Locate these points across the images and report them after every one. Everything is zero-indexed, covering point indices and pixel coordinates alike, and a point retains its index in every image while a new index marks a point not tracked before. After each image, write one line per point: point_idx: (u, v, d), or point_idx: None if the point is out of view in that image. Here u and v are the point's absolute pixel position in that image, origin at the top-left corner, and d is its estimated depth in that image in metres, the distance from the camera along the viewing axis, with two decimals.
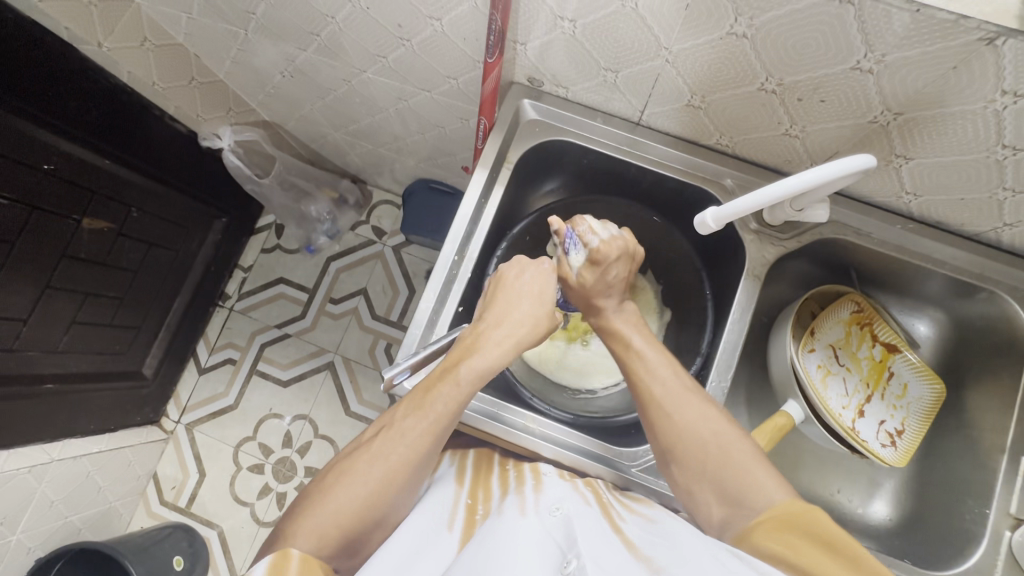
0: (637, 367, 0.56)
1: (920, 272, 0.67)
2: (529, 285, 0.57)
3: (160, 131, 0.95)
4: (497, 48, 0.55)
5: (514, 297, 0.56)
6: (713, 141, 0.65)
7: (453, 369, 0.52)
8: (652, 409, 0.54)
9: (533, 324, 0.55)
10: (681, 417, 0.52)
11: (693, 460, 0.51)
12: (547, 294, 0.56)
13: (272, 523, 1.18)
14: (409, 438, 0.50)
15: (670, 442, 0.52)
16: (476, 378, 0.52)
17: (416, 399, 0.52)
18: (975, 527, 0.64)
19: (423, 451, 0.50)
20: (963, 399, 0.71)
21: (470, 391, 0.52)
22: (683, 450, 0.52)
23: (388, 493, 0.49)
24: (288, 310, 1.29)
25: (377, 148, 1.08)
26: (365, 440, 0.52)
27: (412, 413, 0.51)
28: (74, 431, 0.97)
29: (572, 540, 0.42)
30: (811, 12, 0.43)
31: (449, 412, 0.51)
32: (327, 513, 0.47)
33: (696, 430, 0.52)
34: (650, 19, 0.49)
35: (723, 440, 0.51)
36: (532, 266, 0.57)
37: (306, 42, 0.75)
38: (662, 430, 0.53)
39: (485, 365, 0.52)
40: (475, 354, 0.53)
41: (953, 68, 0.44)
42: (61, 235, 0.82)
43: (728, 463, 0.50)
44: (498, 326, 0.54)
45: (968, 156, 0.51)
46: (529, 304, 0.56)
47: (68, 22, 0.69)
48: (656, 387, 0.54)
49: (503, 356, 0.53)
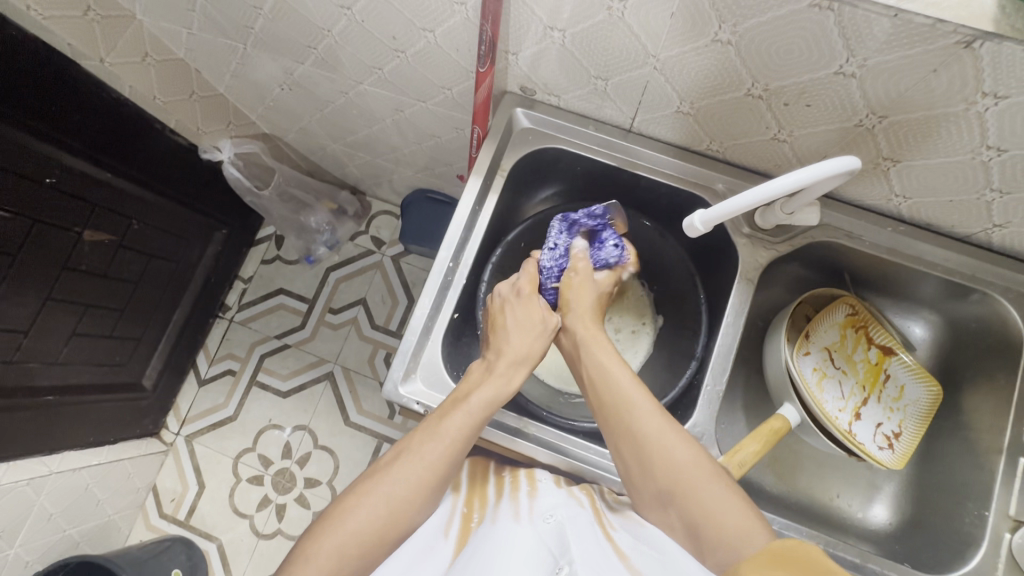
0: (626, 398, 0.54)
1: (912, 274, 0.67)
2: (519, 317, 0.60)
3: (162, 145, 0.97)
4: (488, 57, 0.56)
5: (506, 330, 0.59)
6: (704, 147, 0.66)
7: (463, 399, 0.54)
8: (644, 443, 0.51)
9: (528, 355, 0.58)
10: (672, 452, 0.51)
11: (690, 499, 0.48)
12: (542, 317, 0.60)
13: (272, 535, 1.17)
14: (428, 461, 0.51)
15: (664, 477, 0.50)
16: (487, 405, 0.54)
17: (431, 425, 0.53)
18: (975, 530, 0.63)
19: (441, 473, 0.51)
20: (960, 401, 0.71)
21: (483, 418, 0.54)
22: (679, 487, 0.49)
23: (408, 512, 0.49)
24: (288, 320, 1.30)
25: (374, 159, 1.10)
26: (384, 464, 0.52)
27: (429, 438, 0.52)
28: (73, 443, 0.97)
29: (566, 547, 0.43)
30: (793, 19, 0.44)
31: (464, 436, 0.52)
32: (345, 535, 0.47)
33: (692, 466, 0.50)
34: (637, 28, 0.50)
35: (714, 480, 0.49)
36: (516, 300, 0.61)
37: (303, 55, 0.77)
38: (656, 464, 0.51)
39: (493, 393, 0.55)
40: (485, 384, 0.56)
41: (933, 71, 0.44)
42: (62, 248, 0.83)
43: (720, 505, 0.47)
44: (499, 356, 0.58)
45: (954, 158, 0.52)
46: (520, 336, 0.59)
47: (71, 38, 0.70)
48: (647, 419, 0.52)
49: (507, 390, 0.55)
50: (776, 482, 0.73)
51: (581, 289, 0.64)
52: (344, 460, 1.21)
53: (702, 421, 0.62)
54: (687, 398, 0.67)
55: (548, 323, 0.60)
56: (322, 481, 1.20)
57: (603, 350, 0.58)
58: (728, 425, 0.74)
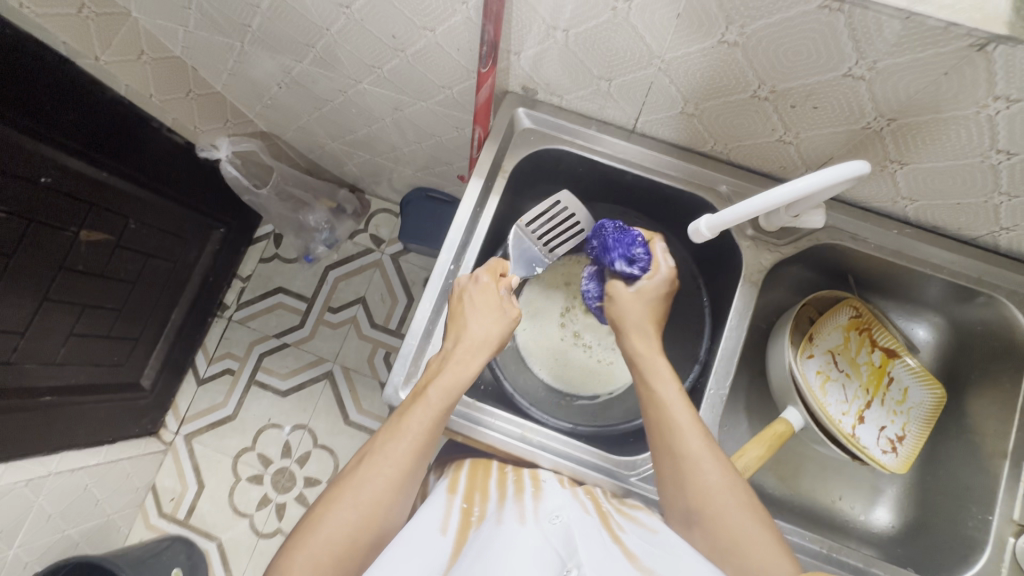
0: (672, 420, 0.54)
1: (917, 277, 0.67)
2: (475, 303, 0.59)
3: (158, 143, 0.96)
4: (490, 57, 0.55)
5: (465, 320, 0.58)
6: (708, 148, 0.65)
7: (422, 393, 0.54)
8: (683, 464, 0.52)
9: (485, 340, 0.57)
10: (708, 477, 0.51)
11: (718, 523, 0.49)
12: (498, 300, 0.59)
13: (272, 535, 1.17)
14: (393, 460, 0.51)
15: (696, 499, 0.51)
16: (445, 393, 0.54)
17: (393, 424, 0.53)
18: (978, 534, 0.63)
19: (407, 469, 0.51)
20: (963, 404, 0.71)
21: (443, 407, 0.53)
22: (709, 511, 0.50)
23: (380, 512, 0.49)
24: (288, 319, 1.29)
25: (374, 158, 1.09)
26: (349, 470, 0.52)
27: (390, 436, 0.52)
28: (71, 444, 0.96)
29: (573, 550, 0.42)
30: (802, 20, 0.43)
31: (427, 430, 0.52)
32: (318, 543, 0.46)
33: (725, 492, 0.50)
34: (642, 29, 0.49)
35: (744, 507, 0.50)
36: (473, 284, 0.60)
37: (301, 54, 0.75)
38: (690, 485, 0.51)
39: (452, 381, 0.54)
40: (441, 374, 0.55)
41: (945, 74, 0.43)
42: (59, 248, 0.82)
43: (746, 532, 0.49)
44: (457, 344, 0.57)
45: (963, 161, 0.51)
46: (478, 323, 0.58)
47: (65, 36, 0.69)
48: (692, 440, 0.52)
49: (467, 375, 0.55)
50: (779, 485, 0.73)
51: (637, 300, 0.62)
52: (344, 459, 1.20)
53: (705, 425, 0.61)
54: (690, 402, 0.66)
55: (506, 311, 0.59)
56: (321, 481, 1.20)
57: (657, 367, 0.58)
58: (731, 428, 0.74)
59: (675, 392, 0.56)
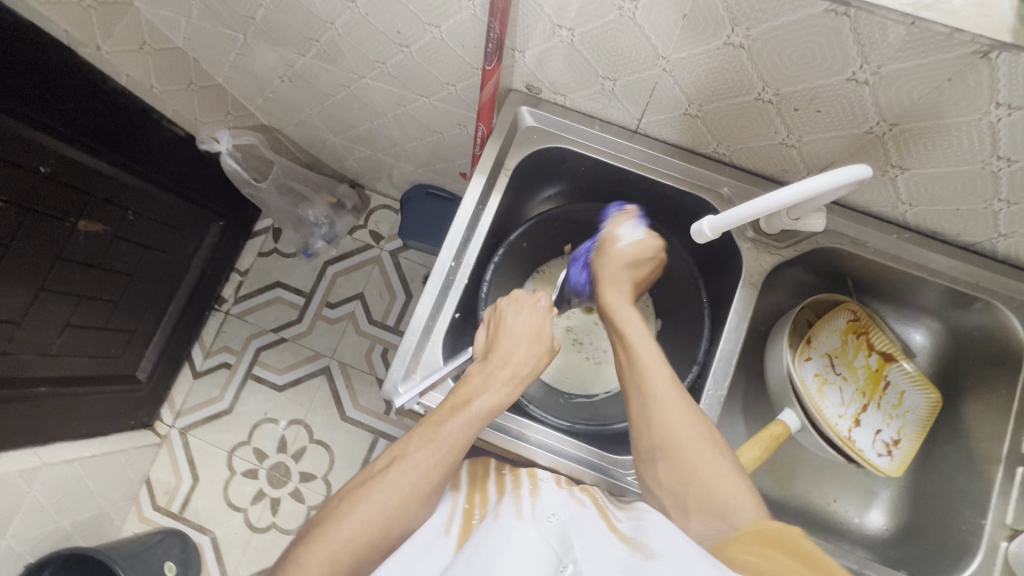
0: (643, 359, 0.54)
1: (915, 282, 0.67)
2: (526, 324, 0.59)
3: (159, 134, 0.95)
4: (495, 55, 0.55)
5: (516, 338, 0.57)
6: (711, 150, 0.65)
7: (463, 407, 0.53)
8: (652, 404, 0.52)
9: (533, 361, 0.57)
10: (678, 415, 0.51)
11: (685, 460, 0.50)
12: (545, 330, 0.59)
13: (267, 529, 1.17)
14: (420, 470, 0.50)
15: (664, 437, 0.51)
16: (487, 414, 0.53)
17: (428, 431, 0.52)
18: (972, 537, 0.64)
19: (434, 481, 0.50)
20: (959, 409, 0.71)
21: (479, 427, 0.53)
22: (678, 448, 0.50)
23: (402, 519, 0.49)
24: (285, 313, 1.29)
25: (375, 153, 1.08)
26: (375, 471, 0.51)
27: (423, 445, 0.51)
28: (65, 435, 0.96)
29: (570, 546, 0.42)
30: (806, 26, 0.44)
31: (460, 445, 0.52)
32: (338, 540, 0.47)
33: (692, 434, 0.51)
34: (648, 29, 0.49)
35: (711, 443, 0.51)
36: (530, 303, 0.60)
37: (304, 48, 0.75)
38: (661, 425, 0.51)
39: (495, 402, 0.54)
40: (486, 391, 0.54)
41: (948, 80, 0.44)
42: (57, 237, 0.82)
43: (713, 471, 0.49)
44: (505, 366, 0.56)
45: (963, 168, 0.52)
46: (528, 345, 0.57)
47: (67, 25, 0.69)
48: (659, 382, 0.53)
49: (509, 394, 0.55)
50: (774, 486, 0.73)
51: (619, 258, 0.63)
52: (340, 455, 1.20)
53: None
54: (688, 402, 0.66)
55: (554, 342, 0.59)
56: (317, 476, 1.19)
57: (629, 317, 0.58)
58: (728, 429, 0.74)
59: (643, 335, 0.56)
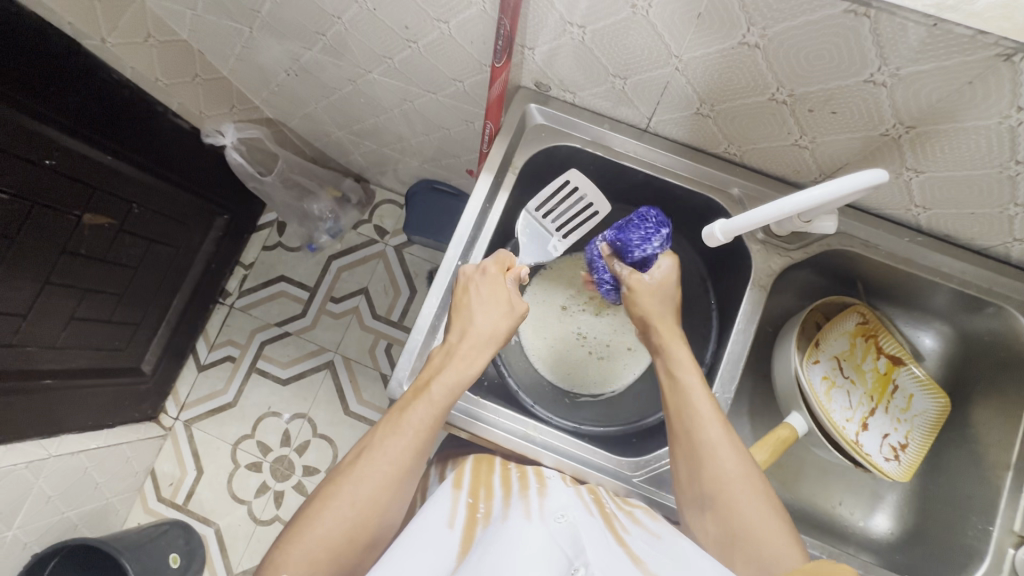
0: (693, 403, 0.54)
1: (927, 285, 0.66)
2: (479, 299, 0.59)
3: (163, 127, 0.95)
4: (505, 52, 0.54)
5: (470, 312, 0.58)
6: (721, 149, 0.65)
7: (426, 389, 0.54)
8: (702, 452, 0.53)
9: (491, 334, 0.58)
10: (720, 458, 0.52)
11: (731, 510, 0.50)
12: (500, 303, 0.59)
13: (270, 522, 1.17)
14: (390, 457, 0.51)
15: (714, 486, 0.51)
16: (448, 390, 0.54)
17: (392, 419, 0.53)
18: (978, 543, 0.63)
19: (407, 465, 0.51)
20: (967, 414, 0.71)
21: (444, 404, 0.54)
22: (726, 498, 0.51)
23: (378, 509, 0.49)
24: (289, 307, 1.29)
25: (380, 148, 1.08)
26: (345, 465, 0.52)
27: (390, 433, 0.52)
28: (72, 427, 0.96)
29: (580, 549, 0.42)
30: (825, 26, 0.43)
31: (427, 425, 0.53)
32: (313, 538, 0.47)
33: (739, 480, 0.51)
34: (661, 27, 0.49)
35: (753, 490, 0.51)
36: (480, 275, 0.60)
37: (311, 41, 0.75)
38: (708, 473, 0.52)
39: (454, 379, 0.55)
40: (445, 370, 0.55)
41: (968, 83, 0.43)
42: (62, 231, 0.81)
43: (759, 520, 0.50)
44: (463, 338, 0.57)
45: (980, 172, 0.51)
46: (484, 317, 0.58)
47: (71, 17, 0.68)
48: (712, 429, 0.53)
49: (471, 370, 0.56)
50: (779, 489, 0.73)
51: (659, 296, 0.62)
52: (344, 449, 1.21)
53: None
54: None
55: (514, 305, 0.59)
56: (320, 470, 1.20)
57: (683, 359, 0.58)
58: (733, 430, 0.74)
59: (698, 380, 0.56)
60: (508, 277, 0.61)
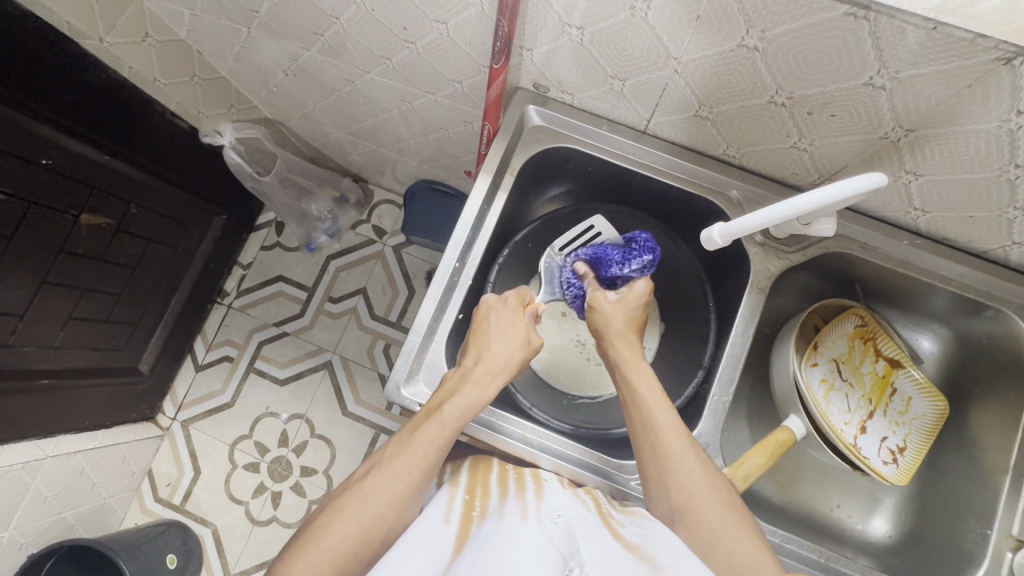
0: (654, 415, 0.55)
1: (926, 289, 0.66)
2: (497, 327, 0.60)
3: (160, 127, 0.94)
4: (503, 53, 0.54)
5: (487, 338, 0.59)
6: (719, 152, 0.64)
7: (438, 409, 0.54)
8: (667, 464, 0.52)
9: (508, 362, 0.57)
10: (682, 469, 0.52)
11: (700, 521, 0.49)
12: (516, 330, 0.59)
13: (267, 522, 1.17)
14: (397, 476, 0.50)
15: (680, 497, 0.51)
16: (460, 413, 0.53)
17: (403, 438, 0.53)
18: (976, 547, 0.63)
19: (415, 484, 0.50)
20: (965, 417, 0.71)
21: (456, 428, 0.53)
22: (693, 509, 0.50)
23: (384, 526, 0.48)
24: (287, 307, 1.29)
25: (379, 148, 1.07)
26: (354, 480, 0.52)
27: (399, 452, 0.51)
28: (68, 427, 0.96)
29: (575, 549, 0.41)
30: (826, 28, 0.42)
31: (436, 447, 0.52)
32: (317, 552, 0.46)
33: (707, 492, 0.50)
34: (660, 29, 0.48)
35: (720, 502, 0.50)
36: (501, 305, 0.61)
37: (309, 41, 0.74)
38: (675, 485, 0.51)
39: (467, 403, 0.54)
40: (459, 393, 0.55)
41: (967, 87, 0.43)
42: (58, 231, 0.81)
43: (728, 532, 0.48)
44: (477, 363, 0.57)
45: (979, 176, 0.51)
46: (501, 344, 0.58)
47: (68, 16, 0.68)
48: (674, 440, 0.53)
49: (483, 394, 0.55)
50: (777, 492, 0.73)
51: (619, 314, 0.63)
52: (341, 449, 1.21)
53: (706, 431, 0.61)
54: (693, 407, 0.66)
55: (530, 339, 0.60)
56: (318, 470, 1.20)
57: (644, 373, 0.58)
58: (732, 432, 0.74)
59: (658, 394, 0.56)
60: (524, 308, 0.62)
